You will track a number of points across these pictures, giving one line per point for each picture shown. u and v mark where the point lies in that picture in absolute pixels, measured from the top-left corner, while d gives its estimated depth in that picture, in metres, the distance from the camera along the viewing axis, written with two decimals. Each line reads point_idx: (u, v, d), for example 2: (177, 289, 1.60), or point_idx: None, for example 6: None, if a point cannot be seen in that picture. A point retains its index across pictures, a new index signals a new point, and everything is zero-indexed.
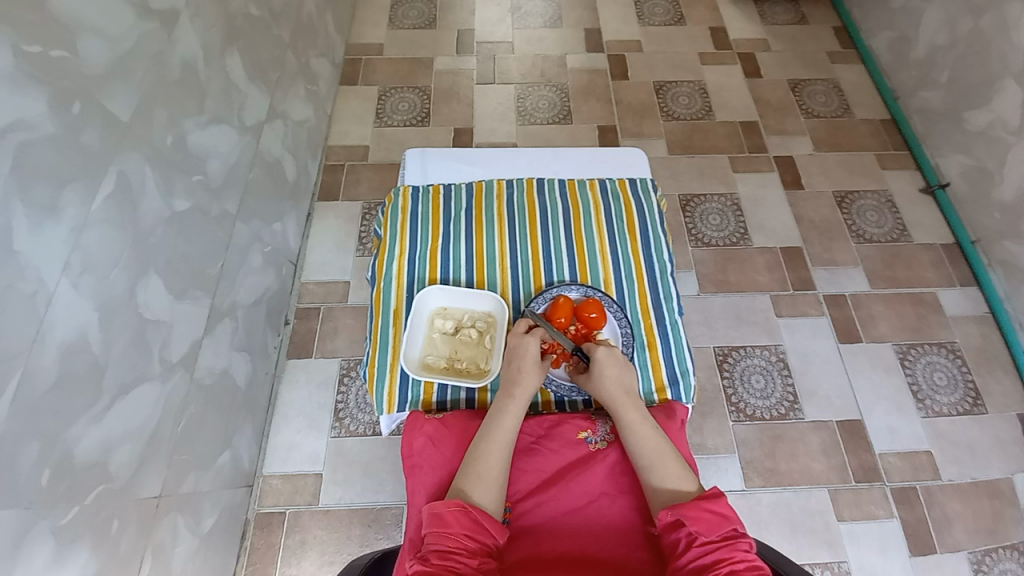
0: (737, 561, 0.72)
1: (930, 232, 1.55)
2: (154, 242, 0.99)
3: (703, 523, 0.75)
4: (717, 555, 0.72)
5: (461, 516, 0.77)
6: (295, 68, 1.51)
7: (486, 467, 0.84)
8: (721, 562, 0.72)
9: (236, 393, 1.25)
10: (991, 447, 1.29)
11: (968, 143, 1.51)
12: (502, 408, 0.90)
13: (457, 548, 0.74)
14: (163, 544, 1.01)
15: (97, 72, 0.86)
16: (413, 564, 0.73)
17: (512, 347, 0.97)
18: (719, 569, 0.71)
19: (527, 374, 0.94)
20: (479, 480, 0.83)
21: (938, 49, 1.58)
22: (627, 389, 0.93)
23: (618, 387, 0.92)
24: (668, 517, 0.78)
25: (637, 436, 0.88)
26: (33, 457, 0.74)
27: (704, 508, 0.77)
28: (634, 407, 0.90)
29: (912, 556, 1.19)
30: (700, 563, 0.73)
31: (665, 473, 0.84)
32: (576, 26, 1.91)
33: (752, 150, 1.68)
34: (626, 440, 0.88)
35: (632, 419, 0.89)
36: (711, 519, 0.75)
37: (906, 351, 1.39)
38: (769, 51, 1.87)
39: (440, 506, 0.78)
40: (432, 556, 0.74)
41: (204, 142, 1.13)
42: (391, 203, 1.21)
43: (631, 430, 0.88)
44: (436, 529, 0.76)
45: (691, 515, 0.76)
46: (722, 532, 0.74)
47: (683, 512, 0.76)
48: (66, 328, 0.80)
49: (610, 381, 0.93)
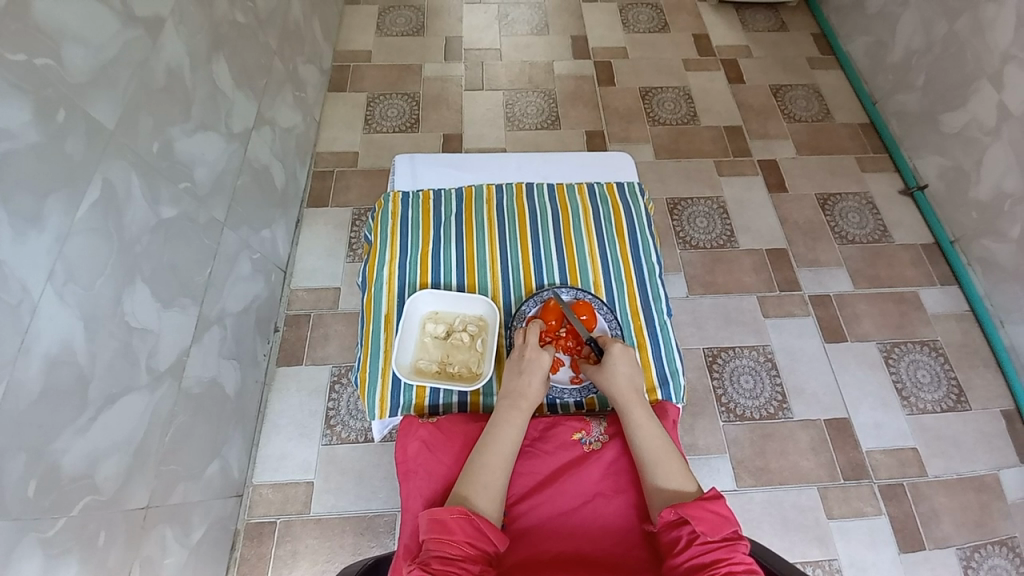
0: (736, 562, 0.71)
1: (909, 233, 1.59)
2: (141, 251, 0.98)
3: (707, 523, 0.75)
4: (716, 555, 0.72)
5: (464, 524, 0.77)
6: (282, 75, 1.51)
7: (488, 474, 0.84)
8: (720, 562, 0.71)
9: (225, 402, 1.23)
10: (974, 441, 1.32)
11: (945, 145, 1.56)
12: (505, 419, 0.90)
13: (459, 555, 0.74)
14: (152, 556, 0.99)
15: (79, 81, 0.85)
16: (413, 569, 0.72)
17: (525, 359, 0.97)
18: (718, 568, 0.70)
19: (531, 385, 0.94)
20: (481, 487, 0.83)
21: (914, 53, 1.63)
22: (636, 388, 0.94)
23: (628, 386, 0.93)
24: (669, 515, 0.77)
25: (642, 433, 0.88)
26: (18, 470, 0.73)
27: (708, 508, 0.76)
28: (641, 405, 0.91)
29: (901, 552, 1.20)
30: (698, 562, 0.72)
31: (667, 471, 0.84)
32: (563, 33, 1.94)
33: (737, 153, 1.71)
34: (630, 436, 0.89)
35: (639, 417, 0.89)
36: (714, 520, 0.75)
37: (890, 350, 1.42)
38: (751, 57, 1.91)
39: (442, 513, 0.77)
40: (433, 561, 0.73)
41: (190, 149, 1.12)
42: (382, 208, 1.21)
43: (636, 427, 0.89)
44: (437, 536, 0.75)
45: (695, 514, 0.75)
46: (723, 534, 0.74)
47: (687, 511, 0.76)
48: (51, 337, 0.79)
49: (621, 377, 0.94)
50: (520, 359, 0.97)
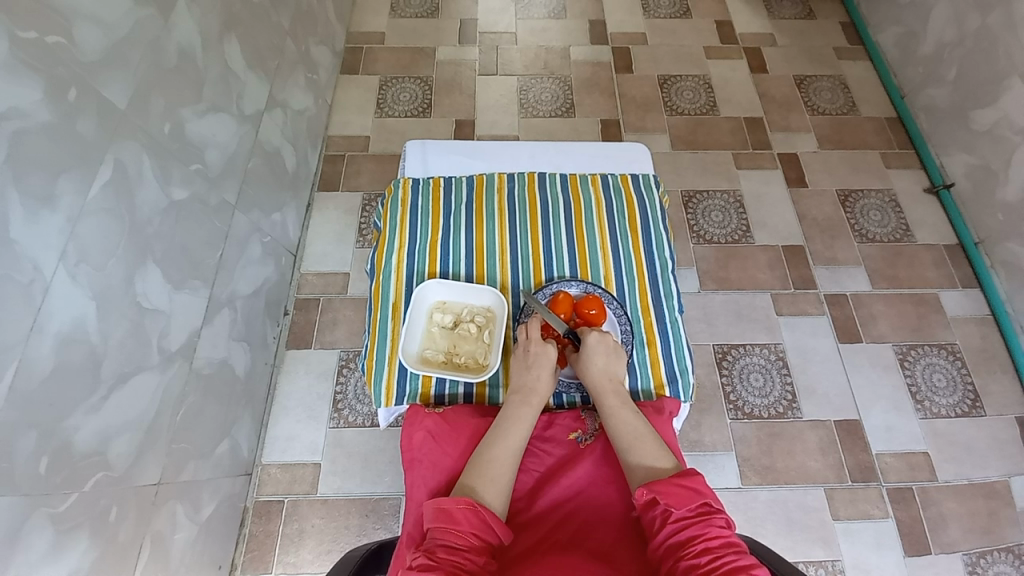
0: (711, 537, 0.71)
1: (932, 232, 1.54)
2: (152, 232, 0.98)
3: (674, 498, 0.74)
4: (691, 532, 0.71)
5: (470, 515, 0.76)
6: (295, 56, 1.50)
7: (496, 468, 0.83)
8: (695, 540, 0.71)
9: (235, 383, 1.25)
10: (988, 447, 1.29)
11: (973, 142, 1.50)
12: (517, 414, 0.89)
13: (464, 546, 0.74)
14: (162, 531, 1.01)
15: (91, 60, 0.84)
16: (418, 556, 0.71)
17: (531, 353, 0.96)
18: (694, 546, 0.70)
19: (540, 379, 0.93)
20: (489, 480, 0.82)
21: (946, 46, 1.57)
22: (612, 374, 0.93)
23: (605, 374, 0.93)
24: (642, 496, 0.76)
25: (617, 420, 0.88)
26: (30, 446, 0.74)
27: (677, 484, 0.76)
28: (615, 393, 0.91)
29: (906, 556, 1.19)
30: (675, 542, 0.71)
31: (643, 451, 0.84)
32: (580, 17, 1.89)
33: (756, 146, 1.66)
34: (607, 424, 0.89)
35: (614, 404, 0.89)
36: (683, 494, 0.75)
37: (906, 352, 1.39)
38: (775, 46, 1.84)
39: (448, 502, 0.77)
40: (438, 549, 0.72)
41: (202, 131, 1.12)
42: (391, 195, 1.20)
43: (612, 414, 0.89)
44: (442, 525, 0.75)
45: (663, 491, 0.75)
46: (696, 507, 0.73)
47: (656, 489, 0.76)
48: (64, 317, 0.80)
49: (596, 368, 0.93)
50: (526, 353, 0.96)
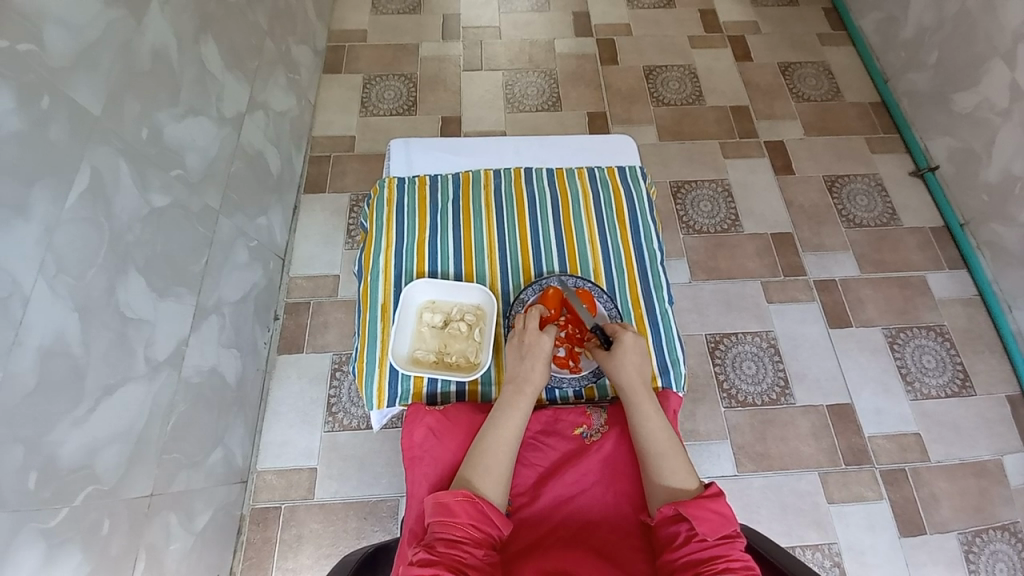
0: (733, 559, 0.70)
1: (917, 215, 1.56)
2: (132, 240, 0.96)
3: (707, 524, 0.73)
4: (714, 551, 0.71)
5: (468, 506, 0.75)
6: (274, 56, 1.47)
7: (493, 458, 0.82)
8: (716, 559, 0.70)
9: (226, 391, 1.23)
10: (978, 427, 1.31)
11: (954, 125, 1.52)
12: (512, 403, 0.87)
13: (463, 538, 0.73)
14: (156, 543, 1.00)
15: (61, 66, 0.82)
16: (419, 551, 0.71)
17: (527, 343, 0.93)
18: (715, 565, 0.70)
19: (536, 370, 0.91)
20: (487, 471, 0.81)
21: (926, 30, 1.57)
22: (644, 377, 0.89)
23: (636, 376, 0.89)
24: (667, 511, 0.76)
25: (647, 427, 0.85)
26: (17, 461, 0.73)
27: (708, 507, 0.75)
28: (648, 398, 0.87)
29: (901, 537, 1.21)
30: (695, 558, 0.71)
31: (671, 467, 0.81)
32: (564, 9, 1.88)
33: (742, 135, 1.67)
34: (636, 428, 0.85)
35: (646, 410, 0.86)
36: (716, 520, 0.74)
37: (895, 335, 1.41)
38: (758, 34, 1.84)
39: (446, 496, 0.76)
40: (438, 543, 0.72)
41: (180, 135, 1.10)
42: (377, 195, 1.19)
43: (642, 416, 0.86)
44: (442, 518, 0.74)
45: (696, 514, 0.74)
46: (723, 532, 0.73)
47: (688, 511, 0.74)
48: (44, 330, 0.78)
49: (630, 368, 0.89)
50: (522, 342, 0.94)
